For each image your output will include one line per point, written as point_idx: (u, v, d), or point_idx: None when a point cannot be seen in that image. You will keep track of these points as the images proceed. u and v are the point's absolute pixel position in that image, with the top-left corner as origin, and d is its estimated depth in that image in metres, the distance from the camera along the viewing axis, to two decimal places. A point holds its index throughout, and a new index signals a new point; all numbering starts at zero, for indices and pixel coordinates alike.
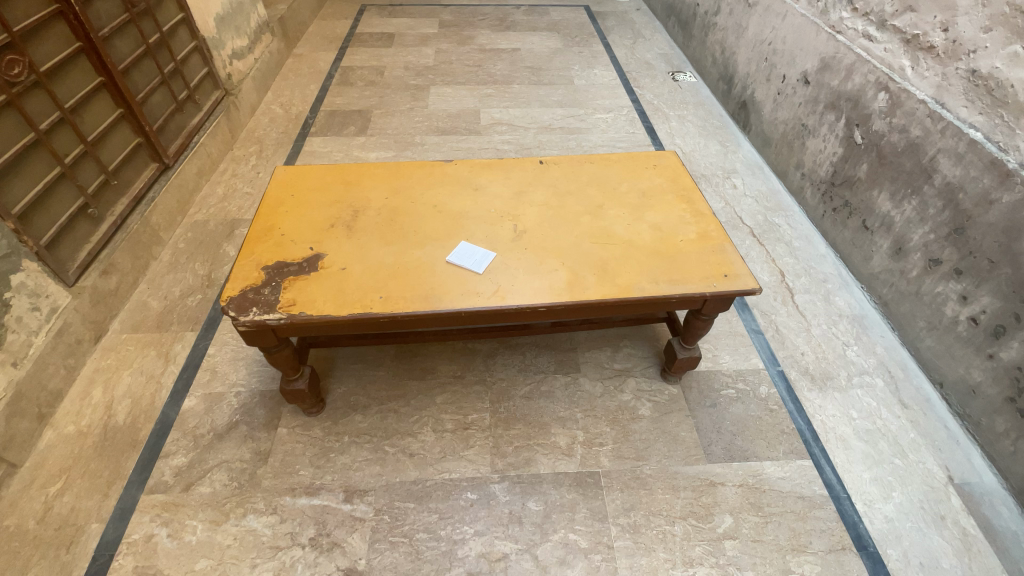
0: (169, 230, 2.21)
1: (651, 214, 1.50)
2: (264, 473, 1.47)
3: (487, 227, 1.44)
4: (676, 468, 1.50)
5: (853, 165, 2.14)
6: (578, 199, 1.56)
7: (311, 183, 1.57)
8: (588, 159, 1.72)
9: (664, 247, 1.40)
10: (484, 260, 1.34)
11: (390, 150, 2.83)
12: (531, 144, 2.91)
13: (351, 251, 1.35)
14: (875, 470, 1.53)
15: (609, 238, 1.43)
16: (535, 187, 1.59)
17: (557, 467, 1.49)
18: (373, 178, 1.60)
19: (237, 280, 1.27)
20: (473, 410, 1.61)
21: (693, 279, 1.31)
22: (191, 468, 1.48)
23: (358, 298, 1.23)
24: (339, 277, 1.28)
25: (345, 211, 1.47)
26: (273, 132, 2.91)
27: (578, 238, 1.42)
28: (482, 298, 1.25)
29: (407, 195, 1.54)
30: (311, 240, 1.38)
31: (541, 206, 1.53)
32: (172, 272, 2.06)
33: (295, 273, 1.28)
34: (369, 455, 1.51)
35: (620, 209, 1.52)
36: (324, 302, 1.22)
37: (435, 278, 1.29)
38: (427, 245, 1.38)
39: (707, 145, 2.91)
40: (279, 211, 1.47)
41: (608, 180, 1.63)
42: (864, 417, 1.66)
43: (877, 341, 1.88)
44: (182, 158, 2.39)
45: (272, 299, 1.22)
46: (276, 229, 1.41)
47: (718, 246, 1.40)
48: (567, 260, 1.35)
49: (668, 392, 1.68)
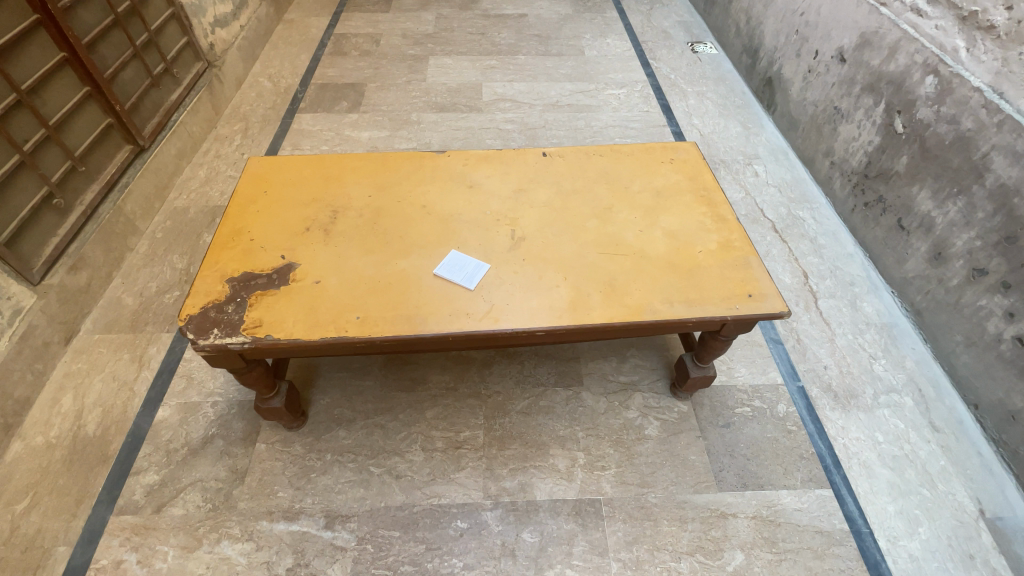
0: (146, 219, 2.07)
1: (666, 217, 1.34)
2: (240, 494, 1.37)
3: (481, 232, 1.29)
4: (684, 496, 1.39)
5: (892, 156, 1.94)
6: (584, 199, 1.39)
7: (288, 178, 1.41)
8: (596, 150, 1.54)
9: (680, 259, 1.23)
10: (476, 274, 1.19)
11: (385, 130, 2.63)
12: (536, 124, 2.70)
13: (327, 261, 1.20)
14: (900, 501, 1.41)
15: (618, 247, 1.26)
16: (536, 185, 1.42)
17: (554, 493, 1.38)
18: (356, 172, 1.44)
19: (198, 295, 1.13)
20: (466, 427, 1.50)
21: (713, 299, 1.16)
22: (163, 487, 1.38)
23: (333, 318, 1.09)
24: (312, 292, 1.14)
25: (324, 212, 1.32)
26: (260, 108, 2.72)
27: (583, 248, 1.26)
28: (472, 320, 1.10)
29: (394, 193, 1.38)
30: (284, 246, 1.23)
31: (543, 207, 1.36)
32: (149, 266, 1.93)
33: (263, 288, 1.14)
34: (353, 476, 1.40)
35: (631, 212, 1.35)
36: (294, 324, 1.08)
37: (421, 295, 1.15)
38: (413, 253, 1.23)
39: (727, 126, 2.68)
40: (250, 211, 1.32)
41: (618, 176, 1.45)
42: (890, 441, 1.52)
43: (908, 354, 1.73)
44: (159, 139, 2.22)
45: (235, 319, 1.09)
46: (246, 233, 1.27)
47: (742, 259, 1.23)
48: (570, 274, 1.20)
49: (678, 409, 1.55)
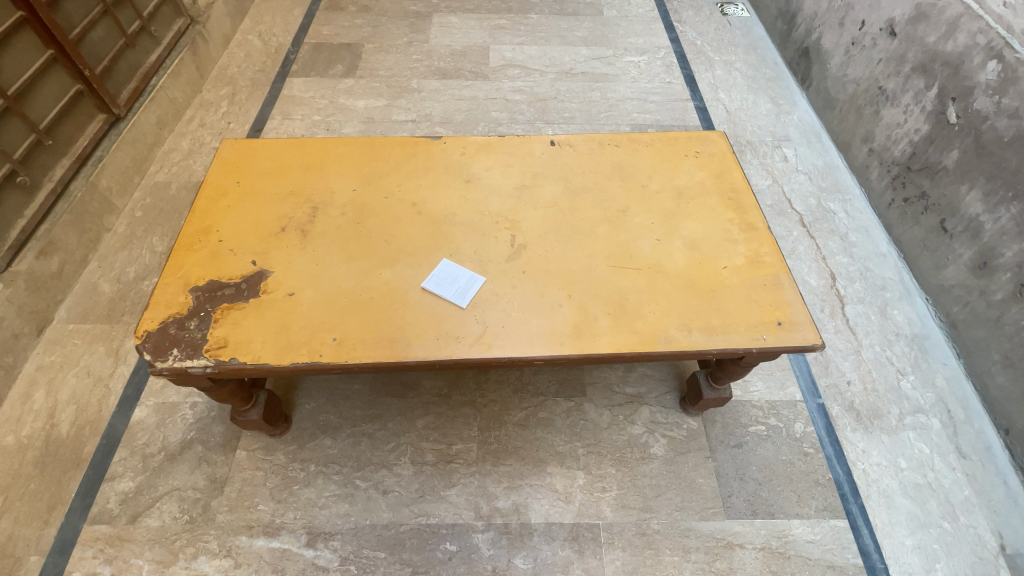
0: (124, 195, 1.93)
1: (687, 224, 1.18)
2: (219, 506, 1.30)
3: (477, 237, 1.14)
4: (688, 523, 1.30)
5: (941, 149, 1.73)
6: (595, 199, 1.23)
7: (263, 165, 1.26)
8: (611, 139, 1.36)
9: (701, 276, 1.09)
10: (469, 289, 1.05)
11: (382, 98, 2.42)
12: (547, 94, 2.47)
13: (303, 269, 1.07)
14: (919, 535, 1.31)
15: (632, 259, 1.12)
16: (541, 180, 1.26)
17: (551, 516, 1.30)
18: (341, 161, 1.28)
19: (158, 307, 1.01)
20: (459, 439, 1.41)
21: (737, 326, 1.02)
22: (139, 495, 1.32)
23: (305, 340, 0.97)
24: (284, 307, 1.01)
25: (302, 209, 1.18)
26: (248, 70, 2.51)
27: (592, 259, 1.11)
28: (462, 345, 0.98)
29: (381, 188, 1.23)
30: (256, 250, 1.10)
31: (548, 208, 1.21)
32: (126, 248, 1.81)
33: (230, 299, 1.02)
34: (337, 490, 1.32)
35: (648, 216, 1.19)
36: (262, 345, 0.96)
37: (406, 312, 1.02)
38: (399, 262, 1.09)
39: (756, 102, 2.45)
40: (220, 205, 1.18)
41: (635, 172, 1.29)
42: (913, 467, 1.41)
43: (938, 370, 1.60)
44: (136, 106, 2.05)
45: (198, 338, 0.97)
46: (214, 231, 1.13)
47: (771, 278, 1.09)
48: (576, 292, 1.06)
49: (688, 426, 1.45)
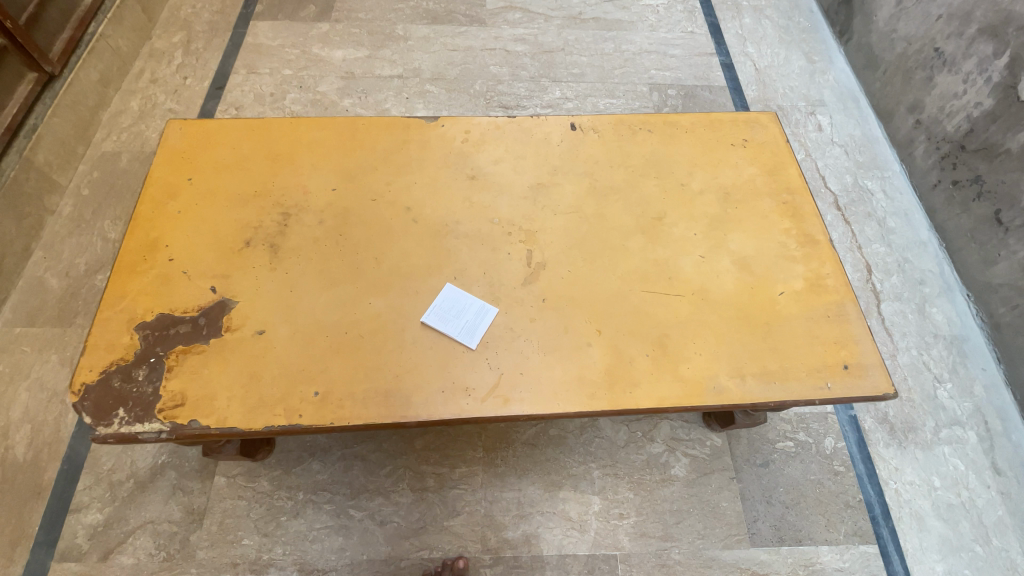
0: (67, 170, 1.66)
1: (735, 235, 1.00)
2: (198, 541, 1.17)
3: (487, 253, 0.95)
4: (711, 553, 1.21)
5: (1006, 128, 1.54)
6: (626, 201, 1.02)
7: (221, 158, 1.05)
8: (643, 122, 1.14)
9: (755, 306, 0.92)
10: (478, 324, 0.87)
11: (363, 48, 2.09)
12: (553, 45, 2.16)
13: (274, 298, 0.88)
14: (950, 560, 1.25)
15: (672, 283, 0.93)
16: (560, 176, 1.04)
17: (564, 547, 1.20)
18: (316, 150, 1.05)
19: (98, 351, 0.84)
20: (462, 460, 1.28)
21: (797, 371, 0.87)
22: (110, 529, 1.18)
23: (281, 395, 0.80)
24: (254, 350, 0.83)
25: (272, 217, 0.97)
26: (205, 10, 2.13)
27: (625, 282, 0.93)
28: (472, 400, 0.81)
29: (366, 186, 1.01)
30: (215, 272, 0.91)
31: (570, 213, 1.00)
32: (76, 234, 1.57)
33: (185, 340, 0.84)
34: (329, 521, 1.20)
35: (690, 225, 1.00)
36: (228, 403, 0.79)
37: (403, 356, 0.84)
38: (393, 287, 0.90)
39: (788, 58, 2.17)
40: (169, 211, 0.98)
41: (673, 167, 1.07)
42: (947, 486, 1.33)
43: (977, 377, 1.48)
44: (74, 62, 1.73)
45: (148, 394, 0.80)
46: (163, 247, 0.94)
47: (835, 307, 0.94)
48: (607, 327, 0.88)
49: (711, 443, 1.33)
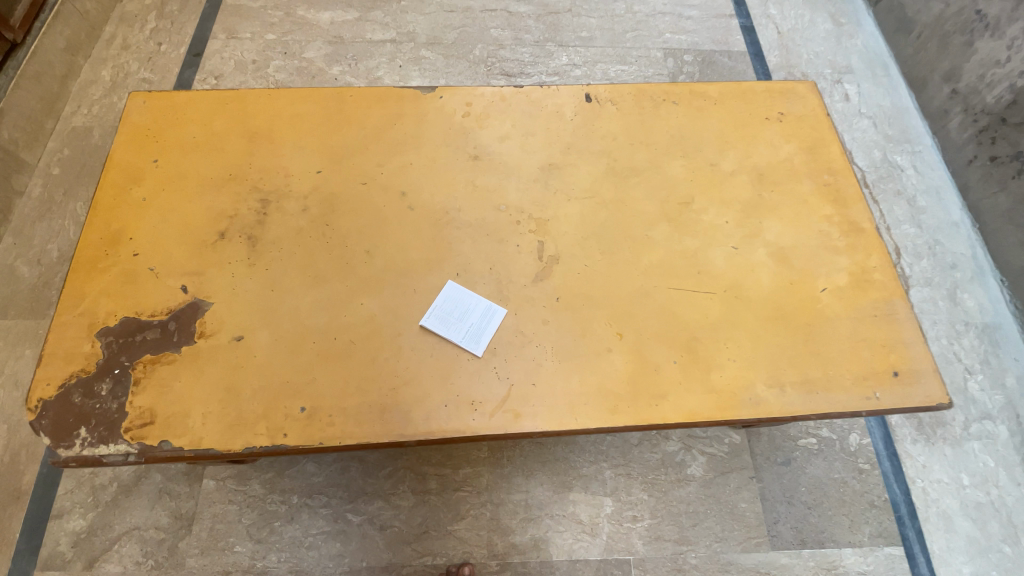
0: (35, 147, 1.53)
1: (772, 223, 0.89)
2: (188, 548, 1.10)
3: (493, 246, 0.84)
4: (730, 556, 1.15)
5: None
6: (648, 184, 0.90)
7: (191, 137, 0.93)
8: (668, 93, 1.01)
9: (794, 304, 0.82)
10: (484, 327, 0.77)
11: (352, 9, 1.90)
12: (559, 5, 1.97)
13: (253, 299, 0.78)
14: (977, 562, 1.19)
15: (701, 278, 0.83)
16: (574, 155, 0.92)
17: (575, 552, 1.14)
18: (297, 127, 0.93)
19: (56, 362, 0.74)
20: (466, 461, 1.20)
21: (842, 380, 0.78)
22: (93, 536, 1.10)
23: (262, 411, 0.71)
24: (231, 360, 0.74)
25: (249, 204, 0.86)
26: None
27: (649, 277, 0.83)
28: (480, 416, 0.72)
29: (355, 167, 0.89)
30: (186, 269, 0.80)
31: (586, 198, 0.89)
32: (46, 217, 1.45)
33: (153, 348, 0.74)
34: (326, 526, 1.13)
35: (721, 211, 0.89)
36: (203, 420, 0.70)
37: (401, 364, 0.74)
38: (388, 286, 0.80)
39: (812, 20, 1.99)
40: (133, 199, 0.87)
41: (700, 145, 0.95)
42: (976, 484, 1.26)
43: (1010, 368, 1.40)
44: (37, 28, 1.58)
45: (113, 410, 0.71)
46: (126, 240, 0.83)
47: (883, 305, 0.84)
48: (629, 330, 0.78)
49: (730, 441, 1.25)
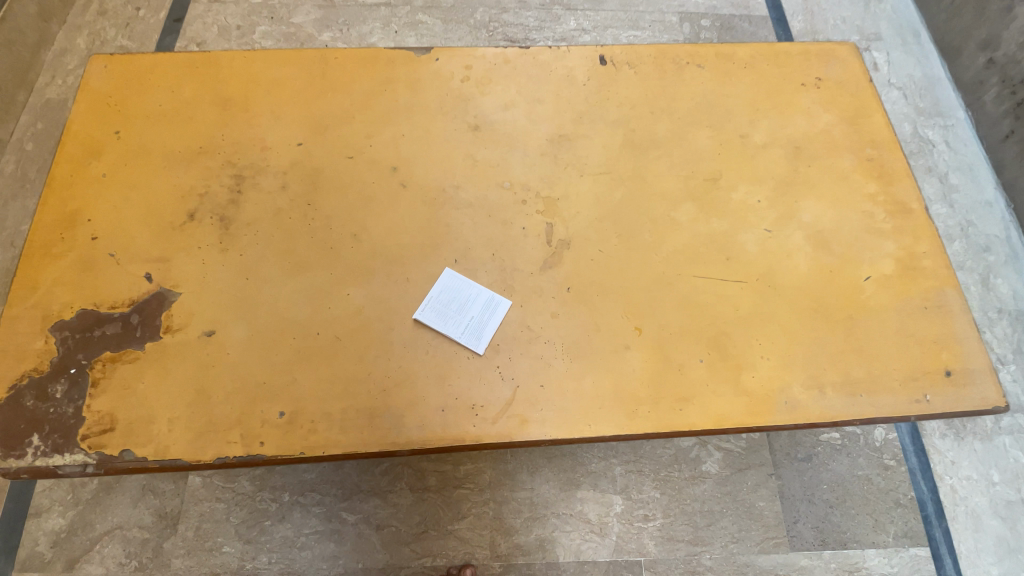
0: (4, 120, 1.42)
1: (810, 202, 0.79)
2: (174, 549, 1.04)
3: (496, 228, 0.74)
4: (746, 558, 1.09)
5: None
6: (671, 158, 0.80)
7: (157, 105, 0.83)
8: (692, 55, 0.89)
9: (835, 295, 0.73)
10: (487, 322, 0.68)
11: None
12: None
13: (225, 289, 0.69)
14: (1007, 563, 1.11)
15: (731, 265, 0.74)
16: (587, 125, 0.82)
17: (583, 553, 1.07)
18: (275, 93, 0.83)
19: (5, 360, 0.66)
20: (467, 457, 1.13)
21: (888, 380, 0.69)
22: (74, 536, 1.04)
23: (237, 417, 0.63)
24: (202, 358, 0.65)
25: (222, 181, 0.76)
26: None
27: (672, 264, 0.73)
28: (481, 422, 0.64)
29: (340, 139, 0.79)
30: (151, 255, 0.71)
31: (600, 174, 0.79)
32: (17, 197, 1.35)
33: (114, 345, 0.66)
34: (319, 526, 1.07)
35: (752, 188, 0.79)
36: (170, 427, 0.62)
37: (392, 363, 0.66)
38: (377, 274, 0.71)
39: None
40: (92, 175, 0.78)
41: (729, 114, 0.85)
42: (1008, 482, 1.17)
43: None
44: None
45: (69, 415, 0.63)
46: (84, 222, 0.74)
47: (933, 295, 0.74)
48: (650, 325, 0.70)
49: (748, 436, 1.18)
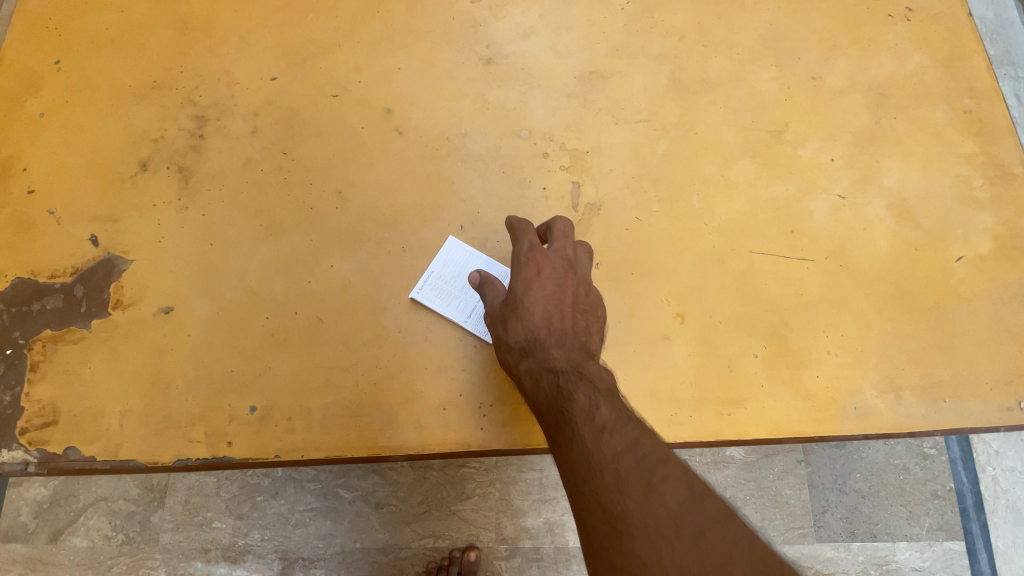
0: None
1: (893, 163, 0.65)
2: (161, 523, 0.96)
3: (510, 188, 0.61)
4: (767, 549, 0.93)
5: None
6: (726, 104, 0.66)
7: (100, 26, 0.67)
8: None
9: (918, 278, 0.61)
10: None
11: None
12: None
13: (186, 257, 0.58)
14: None
15: (794, 239, 0.61)
16: (624, 61, 0.67)
17: None
18: (243, 14, 0.67)
19: None
20: None
21: (977, 383, 0.57)
22: (55, 507, 0.97)
23: (202, 411, 0.53)
24: (160, 340, 0.55)
25: (181, 124, 0.63)
26: None
27: (723, 237, 0.61)
28: (490, 422, 0.54)
29: (322, 74, 0.65)
30: (99, 213, 0.59)
31: (639, 122, 0.64)
32: None
33: (55, 323, 0.56)
34: (315, 503, 0.97)
35: (825, 143, 0.65)
36: (125, 421, 0.53)
37: (384, 352, 0.55)
38: (366, 242, 0.59)
39: None
40: (26, 113, 0.64)
41: (800, 50, 0.69)
42: None
43: None
44: None
45: (5, 405, 0.54)
46: (18, 172, 0.62)
47: None
48: (693, 311, 0.58)
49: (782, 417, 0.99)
